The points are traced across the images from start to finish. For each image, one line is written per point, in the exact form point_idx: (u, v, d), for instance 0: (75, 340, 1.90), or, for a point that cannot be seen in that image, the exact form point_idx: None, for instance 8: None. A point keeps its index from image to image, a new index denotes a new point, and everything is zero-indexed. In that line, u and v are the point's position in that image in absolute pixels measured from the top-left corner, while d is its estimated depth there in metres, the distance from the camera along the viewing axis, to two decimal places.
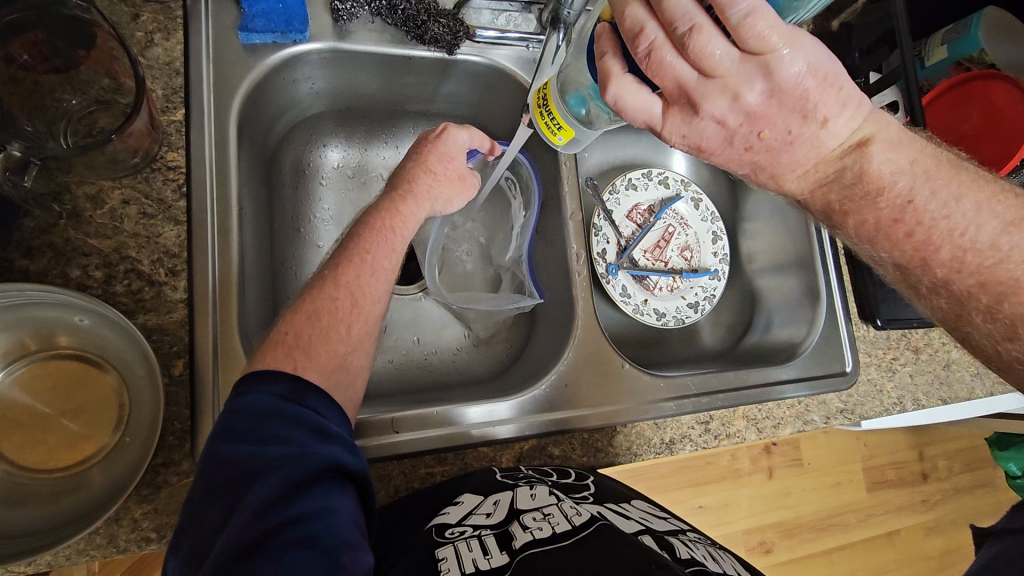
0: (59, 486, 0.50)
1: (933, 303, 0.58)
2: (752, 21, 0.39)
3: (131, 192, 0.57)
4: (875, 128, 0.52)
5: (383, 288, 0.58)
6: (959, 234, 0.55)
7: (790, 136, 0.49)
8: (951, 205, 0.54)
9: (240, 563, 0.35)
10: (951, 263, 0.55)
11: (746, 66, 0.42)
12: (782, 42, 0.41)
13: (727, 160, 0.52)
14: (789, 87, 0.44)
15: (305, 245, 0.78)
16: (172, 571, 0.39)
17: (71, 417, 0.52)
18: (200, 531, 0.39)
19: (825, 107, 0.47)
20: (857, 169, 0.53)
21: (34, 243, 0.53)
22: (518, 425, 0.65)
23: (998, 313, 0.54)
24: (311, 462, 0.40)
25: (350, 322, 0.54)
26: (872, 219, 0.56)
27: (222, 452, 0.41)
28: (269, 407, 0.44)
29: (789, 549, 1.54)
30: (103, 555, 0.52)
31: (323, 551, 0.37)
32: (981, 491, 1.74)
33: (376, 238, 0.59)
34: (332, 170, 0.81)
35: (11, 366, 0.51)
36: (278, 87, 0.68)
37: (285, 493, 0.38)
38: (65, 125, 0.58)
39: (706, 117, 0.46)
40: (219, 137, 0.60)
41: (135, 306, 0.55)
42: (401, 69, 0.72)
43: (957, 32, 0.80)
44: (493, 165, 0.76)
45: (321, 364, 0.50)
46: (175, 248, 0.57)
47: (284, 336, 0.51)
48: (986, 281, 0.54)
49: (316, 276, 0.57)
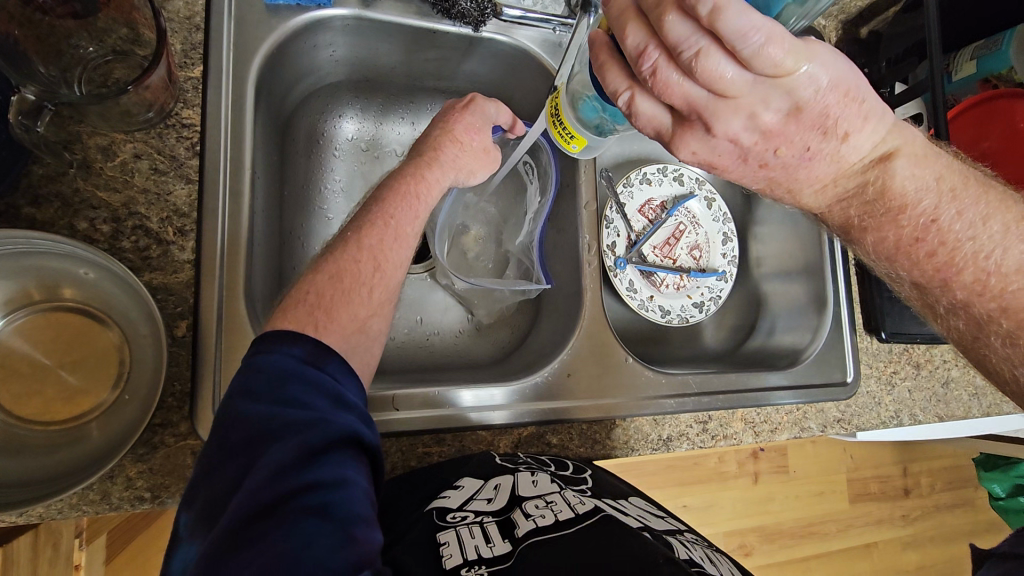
0: (56, 439, 0.49)
1: (951, 323, 0.58)
2: (768, 50, 0.37)
3: (143, 146, 0.56)
4: (900, 141, 0.50)
5: (405, 255, 0.58)
6: (984, 257, 0.54)
7: (808, 152, 0.47)
8: (978, 226, 0.54)
9: (255, 524, 0.35)
10: (972, 285, 0.55)
11: (760, 87, 0.40)
12: (800, 62, 0.39)
13: (742, 175, 0.50)
14: (808, 104, 0.43)
15: (315, 216, 0.77)
16: (183, 525, 0.39)
17: (70, 370, 0.52)
18: (211, 491, 0.38)
19: (846, 122, 0.46)
20: (880, 184, 0.52)
21: (41, 192, 0.52)
22: (512, 412, 0.65)
23: (1018, 339, 0.54)
24: (328, 429, 0.40)
25: (372, 286, 0.54)
26: (893, 236, 0.55)
27: (241, 410, 0.41)
28: (288, 370, 0.44)
29: (768, 553, 1.55)
30: (96, 511, 0.51)
31: (337, 523, 0.36)
32: (960, 510, 1.76)
33: (400, 204, 0.59)
34: (346, 141, 0.80)
35: (11, 315, 0.50)
36: (299, 51, 0.66)
37: (301, 459, 0.38)
38: (80, 72, 0.56)
39: (719, 135, 0.44)
40: (237, 96, 0.59)
41: (142, 264, 0.54)
42: (424, 43, 0.70)
43: (987, 48, 0.79)
44: (512, 146, 0.75)
45: (341, 325, 0.51)
46: (185, 208, 0.56)
47: (305, 296, 0.51)
48: (1008, 306, 0.54)
49: (338, 237, 0.57)
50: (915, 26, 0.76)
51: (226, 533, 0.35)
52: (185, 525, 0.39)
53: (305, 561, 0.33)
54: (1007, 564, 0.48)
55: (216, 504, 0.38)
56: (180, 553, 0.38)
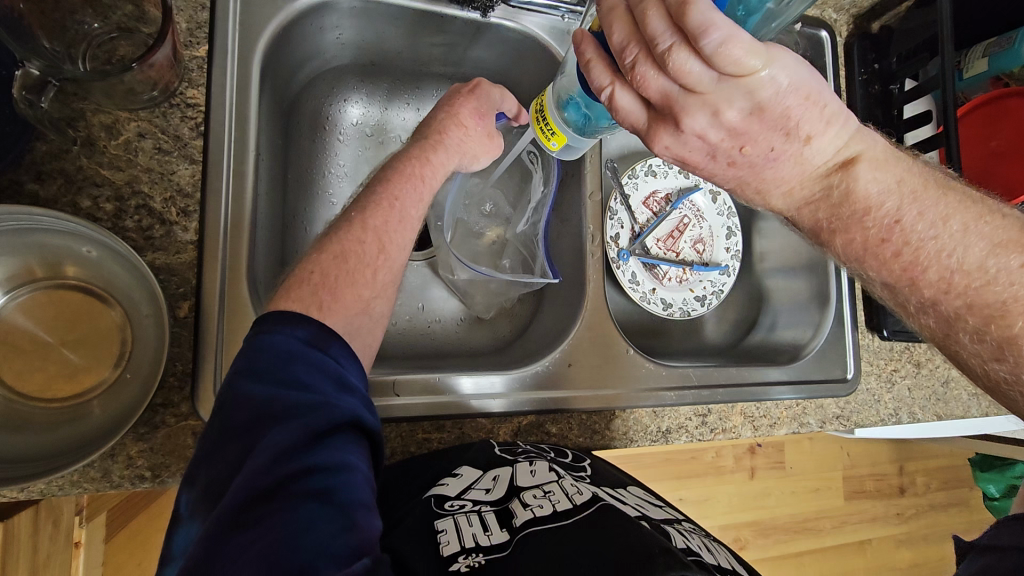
0: (59, 417, 0.49)
1: (920, 321, 0.54)
2: (727, 49, 0.36)
3: (147, 125, 0.56)
4: (862, 147, 0.48)
5: (409, 238, 0.58)
6: (946, 255, 0.50)
7: (773, 153, 0.46)
8: (939, 226, 0.50)
9: (257, 506, 0.35)
10: (938, 283, 0.51)
11: (726, 85, 0.40)
12: (761, 64, 0.38)
13: (712, 172, 0.50)
14: (770, 104, 0.42)
15: (318, 200, 0.77)
16: (184, 506, 0.39)
17: (72, 348, 0.52)
18: (215, 471, 0.38)
19: (808, 124, 0.45)
20: (844, 189, 0.49)
21: (45, 168, 0.52)
22: (510, 401, 0.65)
23: (985, 335, 0.51)
24: (331, 412, 0.41)
25: (376, 268, 0.54)
26: (859, 238, 0.51)
27: (245, 390, 0.41)
28: (292, 350, 0.44)
29: (763, 548, 1.56)
30: (96, 488, 0.51)
31: (339, 507, 0.37)
32: (955, 509, 1.77)
33: (406, 184, 0.59)
34: (351, 125, 0.79)
35: (14, 292, 0.50)
36: (305, 33, 0.66)
37: (304, 441, 0.38)
38: (84, 48, 0.56)
39: (687, 132, 0.44)
40: (242, 74, 0.58)
41: (145, 244, 0.54)
42: (431, 27, 0.70)
43: (999, 45, 0.77)
44: (516, 134, 0.74)
45: (345, 307, 0.51)
46: (188, 188, 0.56)
47: (309, 275, 0.51)
48: (973, 303, 0.50)
49: (342, 217, 0.57)
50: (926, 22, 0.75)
51: (225, 517, 0.35)
52: (186, 504, 0.39)
53: (304, 545, 0.34)
54: (988, 557, 0.47)
55: (218, 482, 0.38)
56: (182, 532, 0.38)
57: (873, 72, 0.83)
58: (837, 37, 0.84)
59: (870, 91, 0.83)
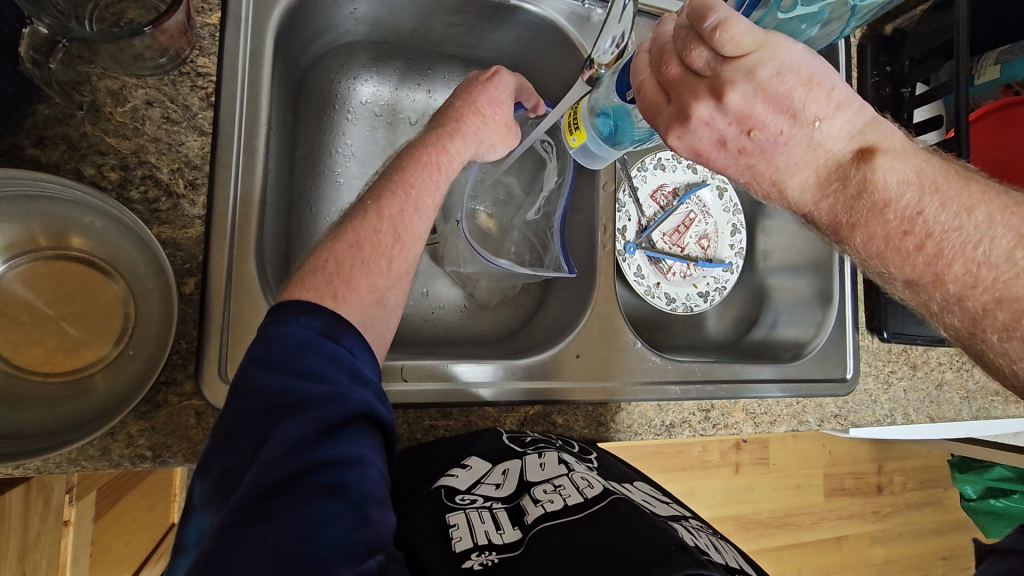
0: (57, 392, 0.48)
1: (945, 320, 0.54)
2: (722, 31, 0.38)
3: (156, 93, 0.54)
4: (877, 137, 0.48)
5: (425, 227, 0.57)
6: (973, 248, 0.50)
7: (783, 137, 0.45)
8: (963, 217, 0.50)
9: (270, 499, 0.34)
10: (964, 278, 0.51)
11: (730, 70, 0.41)
12: (757, 45, 0.39)
13: (725, 165, 0.48)
14: (773, 88, 0.42)
15: (325, 179, 0.75)
16: (196, 495, 0.38)
17: (72, 322, 0.50)
18: (227, 464, 0.37)
19: (814, 106, 0.44)
20: (862, 180, 0.48)
21: (47, 133, 0.50)
22: (497, 390, 0.64)
23: (1016, 332, 0.50)
24: (345, 404, 0.39)
25: (391, 257, 0.53)
26: (881, 233, 0.51)
27: (259, 380, 0.40)
28: (307, 341, 0.43)
29: (744, 541, 1.59)
30: (94, 467, 0.50)
31: (352, 503, 0.36)
32: (929, 509, 1.81)
33: (421, 171, 0.58)
34: (361, 104, 0.77)
35: (13, 260, 0.48)
36: (321, 6, 0.64)
37: (317, 434, 0.37)
38: (91, 9, 0.54)
39: (696, 121, 0.43)
40: (254, 45, 0.56)
41: (150, 216, 0.52)
42: (448, 6, 0.68)
43: (1012, 53, 0.78)
44: (531, 124, 0.72)
45: (360, 296, 0.50)
46: (197, 160, 0.54)
47: (324, 264, 0.50)
48: (1003, 298, 0.50)
49: (356, 204, 0.56)
50: (942, 26, 0.75)
51: (235, 512, 0.34)
52: (198, 495, 0.38)
53: (317, 543, 0.33)
54: (1009, 560, 0.47)
55: (230, 475, 0.37)
56: (194, 523, 0.37)
57: (886, 74, 0.83)
58: (850, 38, 0.84)
59: (880, 95, 0.83)
